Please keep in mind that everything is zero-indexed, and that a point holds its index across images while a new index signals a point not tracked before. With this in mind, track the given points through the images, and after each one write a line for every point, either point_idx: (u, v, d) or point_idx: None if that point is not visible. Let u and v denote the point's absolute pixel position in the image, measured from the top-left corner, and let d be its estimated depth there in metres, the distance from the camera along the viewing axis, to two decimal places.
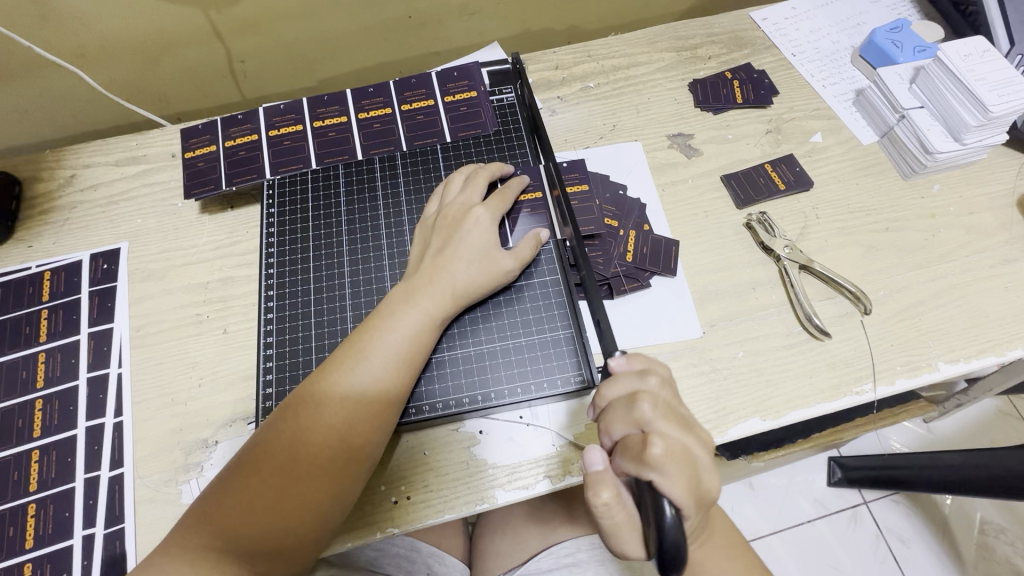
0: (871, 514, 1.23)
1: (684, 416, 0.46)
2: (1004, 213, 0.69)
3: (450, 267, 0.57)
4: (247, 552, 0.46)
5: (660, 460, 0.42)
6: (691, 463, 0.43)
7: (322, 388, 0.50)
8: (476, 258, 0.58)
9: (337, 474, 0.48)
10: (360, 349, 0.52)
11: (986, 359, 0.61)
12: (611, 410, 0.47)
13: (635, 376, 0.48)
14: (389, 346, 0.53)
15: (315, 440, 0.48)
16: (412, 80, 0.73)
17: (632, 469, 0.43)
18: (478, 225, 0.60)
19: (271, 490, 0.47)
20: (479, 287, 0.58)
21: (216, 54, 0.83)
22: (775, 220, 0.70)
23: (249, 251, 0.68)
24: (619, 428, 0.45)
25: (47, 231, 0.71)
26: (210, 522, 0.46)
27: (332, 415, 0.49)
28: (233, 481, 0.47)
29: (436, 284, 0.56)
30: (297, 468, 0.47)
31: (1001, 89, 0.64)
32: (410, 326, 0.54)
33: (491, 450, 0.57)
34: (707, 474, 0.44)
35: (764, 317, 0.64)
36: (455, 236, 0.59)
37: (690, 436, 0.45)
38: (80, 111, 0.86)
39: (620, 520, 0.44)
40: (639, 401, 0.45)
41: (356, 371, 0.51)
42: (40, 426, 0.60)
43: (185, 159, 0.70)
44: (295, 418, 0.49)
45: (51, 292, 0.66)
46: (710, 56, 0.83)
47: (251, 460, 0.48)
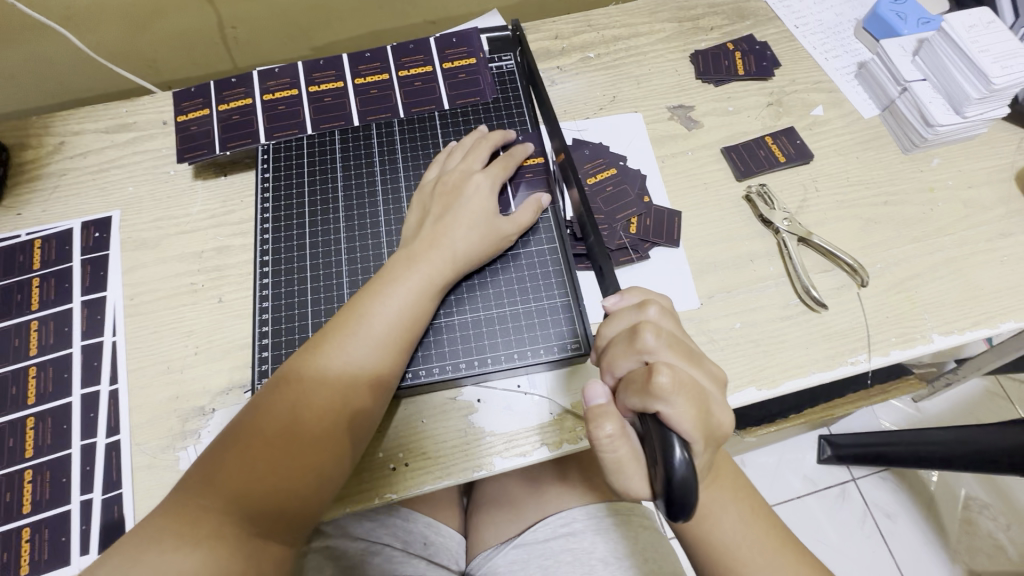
0: (859, 490, 1.25)
1: (688, 347, 0.45)
2: (1002, 188, 0.69)
3: (449, 233, 0.57)
4: (249, 523, 0.44)
5: (668, 390, 0.40)
6: (699, 393, 0.42)
7: (324, 352, 0.50)
8: (476, 225, 0.58)
9: (339, 436, 0.49)
10: (362, 314, 0.52)
11: (979, 331, 0.62)
12: (613, 347, 0.47)
13: (634, 311, 0.48)
14: (391, 311, 0.53)
15: (317, 403, 0.48)
16: (411, 46, 0.72)
17: (638, 403, 0.42)
18: (478, 193, 0.59)
19: (275, 451, 0.46)
20: (478, 254, 0.58)
21: (207, 18, 0.81)
22: (775, 193, 0.69)
23: (243, 221, 0.67)
24: (622, 363, 0.45)
25: (38, 198, 0.70)
26: (209, 484, 0.45)
27: (335, 375, 0.50)
28: (230, 446, 0.46)
29: (436, 251, 0.56)
30: (300, 430, 0.47)
31: (1004, 60, 0.64)
32: (412, 290, 0.54)
33: (488, 418, 0.58)
34: (715, 405, 0.44)
35: (762, 289, 0.64)
36: (455, 203, 0.59)
37: (697, 369, 0.45)
38: (68, 77, 0.84)
39: (623, 456, 0.44)
40: (643, 332, 0.44)
41: (358, 334, 0.51)
42: (35, 393, 0.59)
43: (178, 122, 0.69)
44: (297, 382, 0.49)
45: (42, 260, 0.65)
46: (712, 27, 0.81)
47: (252, 421, 0.48)
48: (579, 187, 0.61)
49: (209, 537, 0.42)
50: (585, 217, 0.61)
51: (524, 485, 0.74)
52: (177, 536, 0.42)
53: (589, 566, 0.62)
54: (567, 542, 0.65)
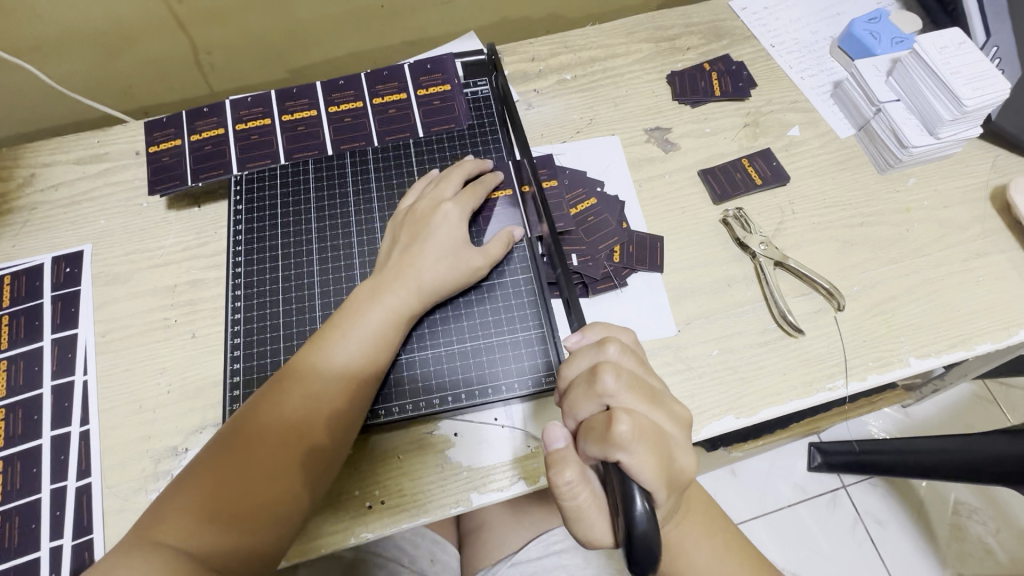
0: (849, 497, 1.26)
1: (650, 389, 0.44)
2: (977, 207, 0.70)
3: (417, 263, 0.56)
4: (216, 542, 0.44)
5: (628, 439, 0.39)
6: (660, 439, 0.41)
7: (288, 381, 0.50)
8: (445, 255, 0.57)
9: (316, 451, 0.49)
10: (323, 343, 0.52)
11: (956, 354, 0.62)
12: (572, 389, 0.45)
13: (594, 349, 0.46)
14: (354, 341, 0.52)
15: (294, 418, 0.49)
16: (384, 72, 0.71)
17: (597, 453, 0.40)
18: (447, 222, 0.58)
19: (236, 484, 0.46)
20: (447, 284, 0.57)
21: (180, 45, 0.81)
22: (752, 216, 0.69)
23: (217, 253, 0.67)
24: (583, 407, 0.43)
25: (7, 233, 0.69)
26: (168, 519, 0.44)
27: (313, 391, 0.50)
28: (192, 481, 0.46)
29: (402, 281, 0.55)
30: (262, 461, 0.47)
31: (975, 83, 0.64)
32: (378, 316, 0.53)
33: (466, 453, 0.57)
34: (677, 450, 0.42)
35: (739, 314, 0.64)
36: (424, 233, 0.58)
37: (657, 410, 0.43)
38: (39, 107, 0.83)
39: (583, 502, 0.42)
40: (602, 374, 0.43)
41: (321, 367, 0.51)
42: (4, 435, 0.58)
43: (149, 153, 0.68)
44: (260, 412, 0.49)
45: (11, 298, 0.64)
46: (689, 47, 0.81)
47: (215, 453, 0.47)
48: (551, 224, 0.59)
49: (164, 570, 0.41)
50: (553, 248, 0.60)
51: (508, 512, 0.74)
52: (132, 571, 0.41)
53: None
54: (560, 561, 0.67)
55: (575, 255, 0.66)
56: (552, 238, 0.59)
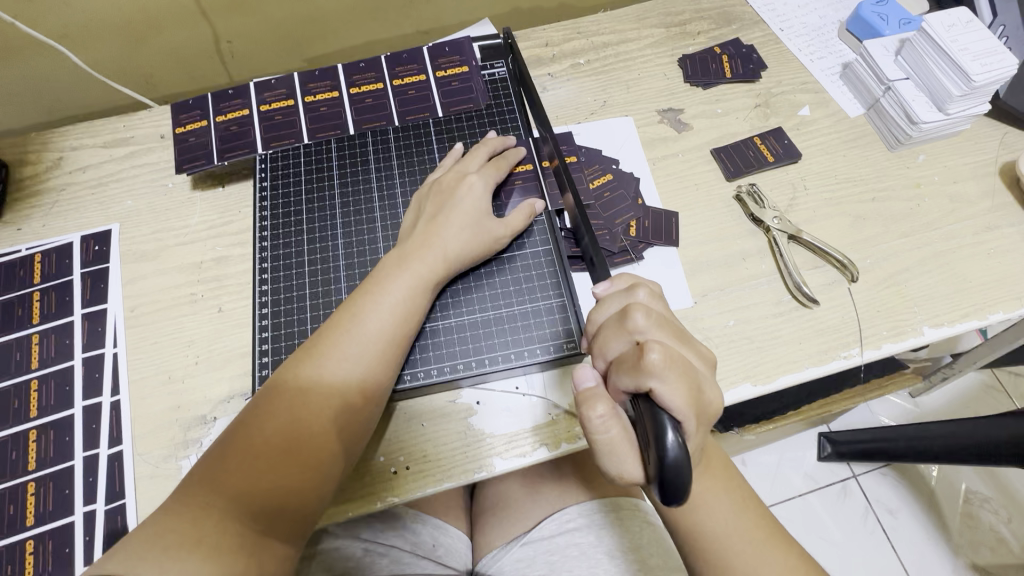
0: (860, 486, 1.26)
1: (676, 327, 0.46)
2: (986, 182, 0.71)
3: (441, 233, 0.57)
4: (259, 502, 0.45)
5: (660, 366, 0.41)
6: (691, 371, 0.43)
7: (321, 350, 0.52)
8: (468, 225, 0.59)
9: (337, 436, 0.50)
10: (354, 313, 0.53)
11: (969, 323, 0.63)
12: (604, 330, 0.47)
13: (623, 294, 0.49)
14: (383, 310, 0.54)
15: (316, 402, 0.50)
16: (404, 55, 0.73)
17: (631, 382, 0.42)
18: (472, 194, 0.60)
19: (275, 449, 0.47)
20: (470, 253, 0.59)
21: (203, 34, 0.83)
22: (765, 192, 0.71)
23: (241, 231, 0.68)
24: (616, 344, 0.46)
25: (37, 214, 0.70)
26: (208, 483, 0.45)
27: (330, 377, 0.51)
28: (231, 446, 0.47)
29: (427, 249, 0.57)
30: (299, 427, 0.49)
31: (982, 59, 0.65)
32: (406, 287, 0.55)
33: (488, 420, 0.58)
34: (705, 383, 0.44)
35: (754, 287, 0.65)
36: (449, 203, 0.60)
37: (685, 347, 0.45)
38: (63, 93, 0.84)
39: (616, 438, 0.43)
40: (633, 312, 0.45)
41: (353, 335, 0.52)
42: (37, 406, 0.60)
43: (176, 135, 0.70)
44: (294, 380, 0.50)
45: (42, 274, 0.66)
46: (699, 31, 0.83)
47: (252, 421, 0.49)
48: (574, 193, 0.61)
49: (211, 531, 0.42)
50: (578, 219, 0.62)
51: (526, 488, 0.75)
52: (178, 532, 0.42)
53: (595, 560, 0.64)
54: (572, 538, 0.67)
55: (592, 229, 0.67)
56: (576, 208, 0.60)
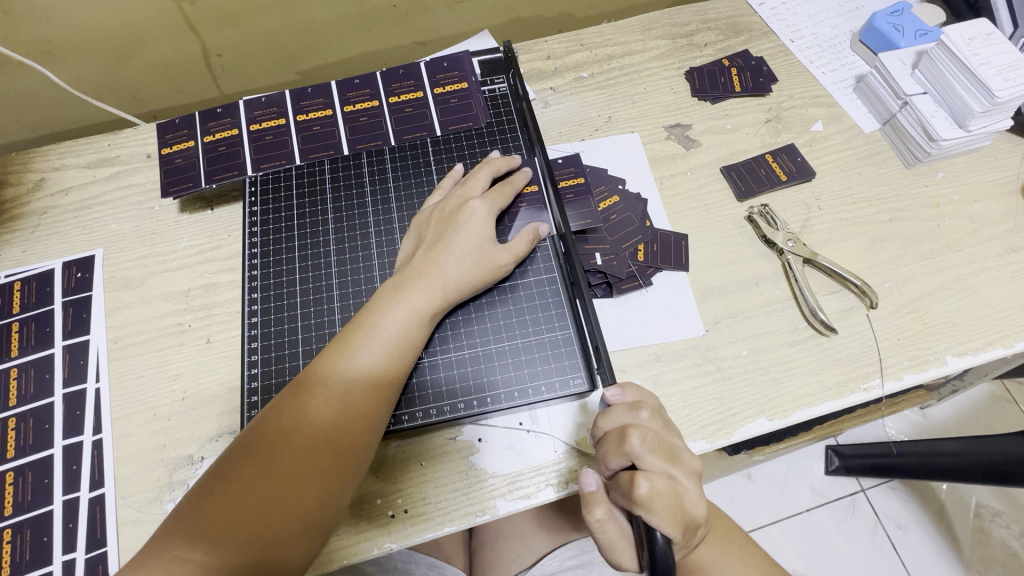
0: (869, 500, 1.23)
1: (672, 449, 0.45)
2: (1008, 201, 0.68)
3: (441, 261, 0.54)
4: (241, 555, 0.43)
5: (648, 501, 0.42)
6: (681, 498, 0.43)
7: (307, 386, 0.48)
8: (470, 253, 0.55)
9: (323, 481, 0.46)
10: (345, 346, 0.50)
11: (994, 351, 0.60)
12: (604, 443, 0.47)
13: (626, 409, 0.47)
14: (376, 342, 0.50)
15: (300, 443, 0.46)
16: (400, 71, 0.70)
17: (624, 504, 0.43)
18: (475, 220, 0.57)
19: (256, 499, 0.44)
20: (473, 282, 0.55)
21: (192, 48, 0.80)
22: (778, 213, 0.68)
23: (231, 256, 0.65)
24: (611, 463, 0.45)
25: (17, 239, 0.67)
26: (189, 533, 0.43)
27: (315, 416, 0.46)
28: (212, 492, 0.44)
29: (426, 279, 0.53)
30: (282, 474, 0.45)
31: (1006, 73, 0.62)
32: (399, 317, 0.51)
33: (491, 459, 0.55)
34: (694, 503, 0.44)
35: (769, 313, 0.62)
36: (450, 230, 0.57)
37: (678, 468, 0.45)
38: (46, 109, 0.81)
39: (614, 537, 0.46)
40: (629, 436, 0.44)
41: (342, 369, 0.48)
42: (15, 446, 0.57)
43: (162, 155, 0.67)
44: (279, 418, 0.47)
45: (21, 304, 0.63)
46: (707, 43, 0.80)
47: (233, 464, 0.45)
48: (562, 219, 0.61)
49: None
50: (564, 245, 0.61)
51: (529, 520, 0.73)
52: None
53: None
54: None
55: (598, 254, 0.64)
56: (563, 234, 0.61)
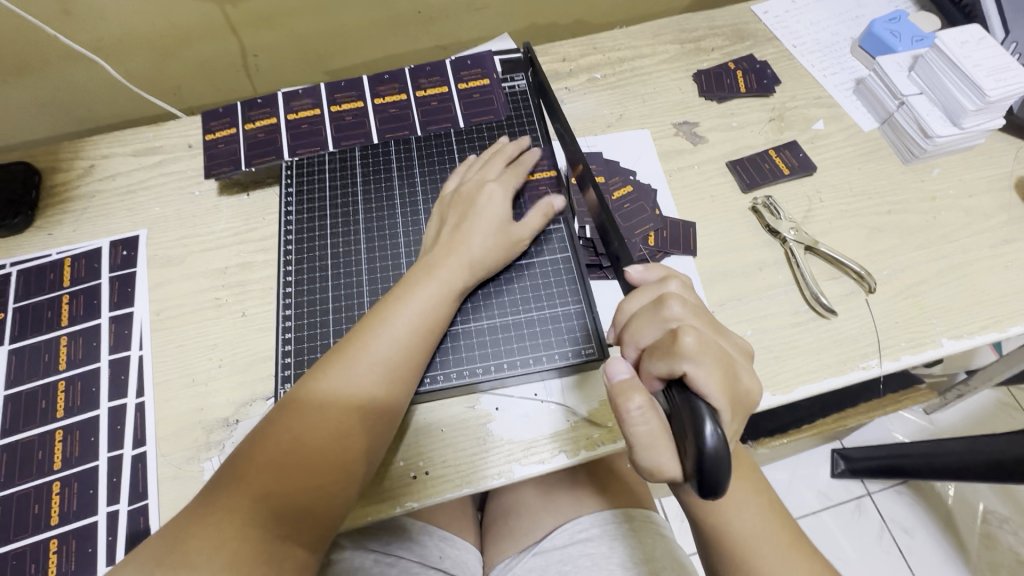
0: (875, 505, 1.24)
1: (715, 323, 0.47)
2: (1002, 196, 0.71)
3: (467, 241, 0.59)
4: (285, 506, 0.45)
5: (693, 350, 0.42)
6: (724, 362, 0.43)
7: (349, 351, 0.52)
8: (491, 232, 0.60)
9: (364, 439, 0.50)
10: (384, 317, 0.54)
11: (988, 335, 0.63)
12: (637, 318, 0.48)
13: (657, 285, 0.50)
14: (412, 313, 0.54)
15: (344, 404, 0.50)
16: (427, 68, 0.75)
17: (664, 367, 0.43)
18: (493, 202, 0.62)
19: (301, 452, 0.47)
20: (494, 260, 0.60)
21: (231, 47, 0.85)
22: (780, 204, 0.71)
23: (266, 237, 0.70)
24: (648, 332, 0.46)
25: (67, 219, 0.72)
26: (236, 485, 0.45)
27: (358, 380, 0.51)
28: (259, 446, 0.47)
29: (455, 256, 0.58)
30: (325, 431, 0.49)
31: (997, 74, 0.66)
32: (433, 292, 0.56)
33: (506, 426, 0.59)
34: (739, 371, 0.44)
35: (771, 297, 0.65)
36: (472, 211, 0.61)
37: (721, 339, 0.46)
38: (96, 101, 0.87)
39: (654, 429, 0.42)
40: (668, 301, 0.46)
41: (381, 337, 0.53)
42: (63, 406, 0.61)
43: (206, 141, 0.72)
44: (325, 380, 0.51)
45: (71, 278, 0.68)
46: (713, 48, 0.85)
47: (280, 421, 0.49)
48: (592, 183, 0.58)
49: (237, 537, 0.43)
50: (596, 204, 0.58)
51: (541, 498, 0.76)
52: (212, 534, 0.42)
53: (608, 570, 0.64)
54: (585, 547, 0.66)
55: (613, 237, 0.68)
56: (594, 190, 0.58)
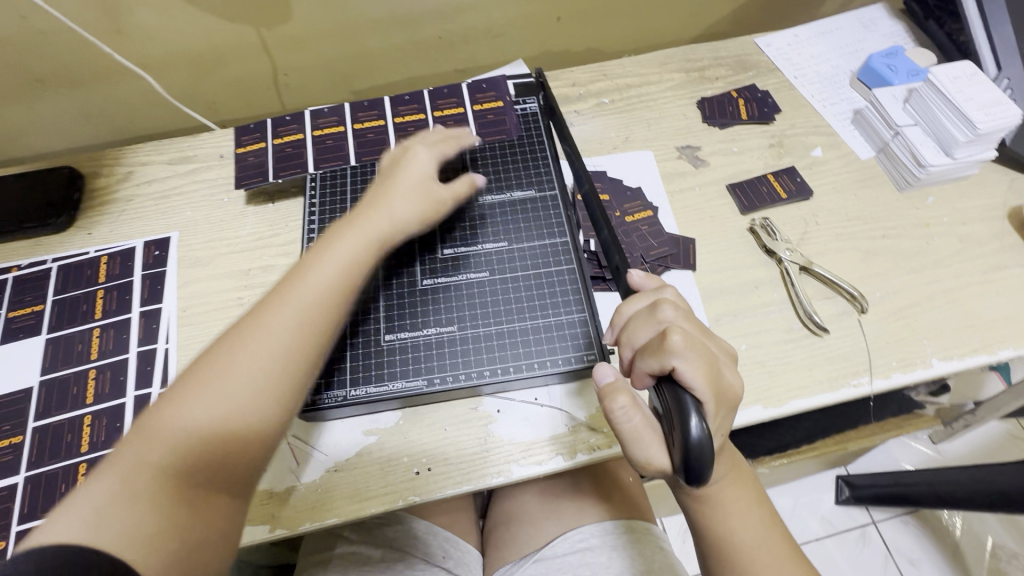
0: (880, 534, 1.23)
1: (704, 328, 0.50)
2: (995, 224, 0.74)
3: (391, 203, 0.61)
4: (194, 454, 0.44)
5: (681, 348, 0.45)
6: (712, 364, 0.46)
7: (264, 299, 0.52)
8: (414, 193, 0.63)
9: (282, 376, 0.49)
10: (305, 265, 0.55)
11: (979, 357, 0.65)
12: (632, 321, 0.51)
13: (653, 292, 0.53)
14: (330, 258, 0.55)
15: (255, 345, 0.48)
16: (445, 90, 0.81)
17: (655, 365, 0.46)
18: (416, 161, 0.66)
19: (210, 398, 0.46)
20: (417, 221, 0.63)
21: (264, 67, 0.91)
22: (777, 226, 0.74)
23: (287, 243, 0.74)
24: (642, 334, 0.49)
25: (106, 220, 0.78)
26: (138, 442, 0.43)
27: (270, 321, 0.50)
28: (164, 401, 0.45)
29: (377, 212, 0.60)
30: (233, 371, 0.47)
31: (987, 109, 0.69)
32: (355, 238, 0.57)
33: (507, 428, 0.61)
34: (724, 369, 0.48)
35: (766, 314, 0.68)
36: (394, 172, 0.65)
37: (709, 342, 0.49)
38: (138, 113, 0.94)
39: (641, 423, 0.47)
40: (661, 306, 0.49)
41: (303, 282, 0.53)
42: (93, 393, 0.65)
43: (237, 154, 0.78)
44: (238, 328, 0.50)
45: (106, 275, 0.73)
46: (717, 77, 0.89)
47: (188, 372, 0.47)
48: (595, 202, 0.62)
49: (140, 496, 0.41)
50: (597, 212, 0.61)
51: (540, 504, 0.78)
52: (113, 496, 0.40)
53: None
54: (584, 556, 0.68)
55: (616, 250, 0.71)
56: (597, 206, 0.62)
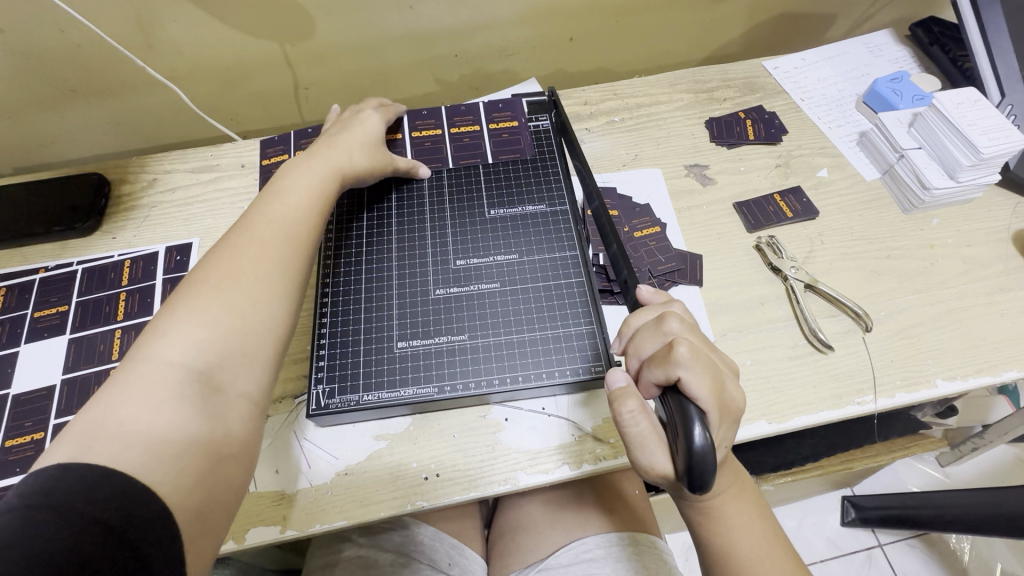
0: (886, 557, 1.22)
1: (709, 341, 0.51)
2: (999, 248, 0.75)
3: (345, 148, 0.68)
4: (208, 349, 0.45)
5: (687, 359, 0.46)
6: (716, 375, 0.48)
7: (243, 224, 0.55)
8: (365, 146, 0.70)
9: (278, 277, 0.52)
10: (279, 194, 0.59)
11: (983, 378, 0.65)
12: (639, 332, 0.52)
13: (660, 306, 0.54)
14: (301, 187, 0.61)
15: (248, 256, 0.52)
16: (462, 109, 0.84)
17: (661, 375, 0.47)
18: (365, 122, 0.73)
19: (209, 302, 0.47)
20: (370, 165, 0.70)
21: (286, 80, 0.95)
22: (783, 244, 0.76)
23: None
24: (649, 345, 0.51)
25: (130, 225, 0.80)
26: (141, 355, 0.44)
27: (256, 234, 0.54)
28: (159, 320, 0.46)
29: (334, 152, 0.66)
30: (226, 278, 0.50)
31: (991, 134, 0.71)
32: (322, 168, 0.63)
33: (514, 436, 0.63)
34: (728, 382, 0.49)
35: (771, 330, 0.69)
36: (346, 129, 0.72)
37: (713, 354, 0.51)
38: (162, 122, 0.97)
39: (647, 429, 0.48)
40: (667, 318, 0.51)
41: (279, 204, 0.58)
42: None
43: (262, 165, 0.84)
44: (220, 251, 0.53)
45: (129, 278, 0.75)
46: (725, 98, 0.91)
47: (178, 295, 0.48)
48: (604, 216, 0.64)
49: (165, 392, 0.42)
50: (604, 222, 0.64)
51: (545, 515, 0.79)
52: (138, 402, 0.41)
53: None
54: (588, 567, 0.69)
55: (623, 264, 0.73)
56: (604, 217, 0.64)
